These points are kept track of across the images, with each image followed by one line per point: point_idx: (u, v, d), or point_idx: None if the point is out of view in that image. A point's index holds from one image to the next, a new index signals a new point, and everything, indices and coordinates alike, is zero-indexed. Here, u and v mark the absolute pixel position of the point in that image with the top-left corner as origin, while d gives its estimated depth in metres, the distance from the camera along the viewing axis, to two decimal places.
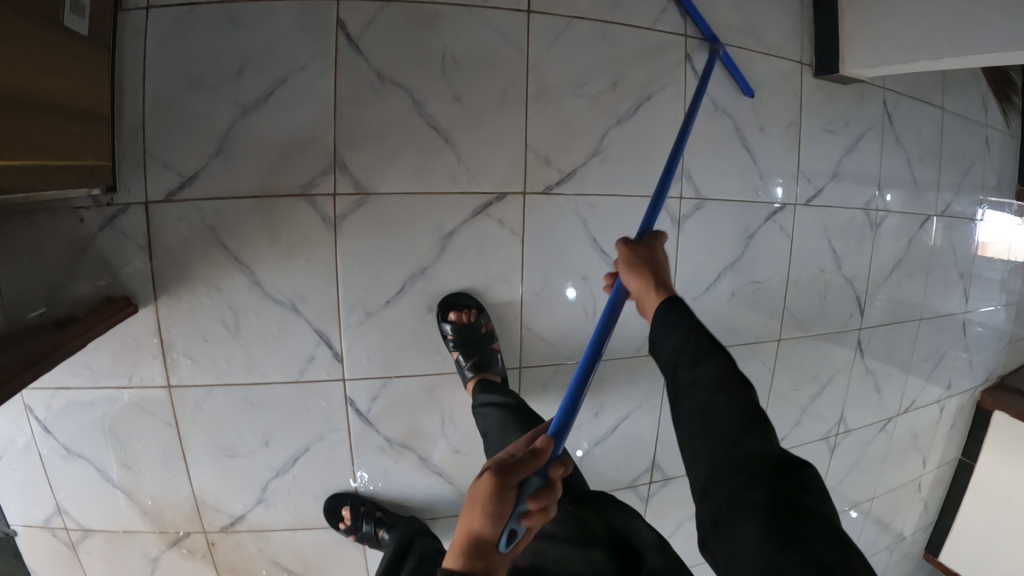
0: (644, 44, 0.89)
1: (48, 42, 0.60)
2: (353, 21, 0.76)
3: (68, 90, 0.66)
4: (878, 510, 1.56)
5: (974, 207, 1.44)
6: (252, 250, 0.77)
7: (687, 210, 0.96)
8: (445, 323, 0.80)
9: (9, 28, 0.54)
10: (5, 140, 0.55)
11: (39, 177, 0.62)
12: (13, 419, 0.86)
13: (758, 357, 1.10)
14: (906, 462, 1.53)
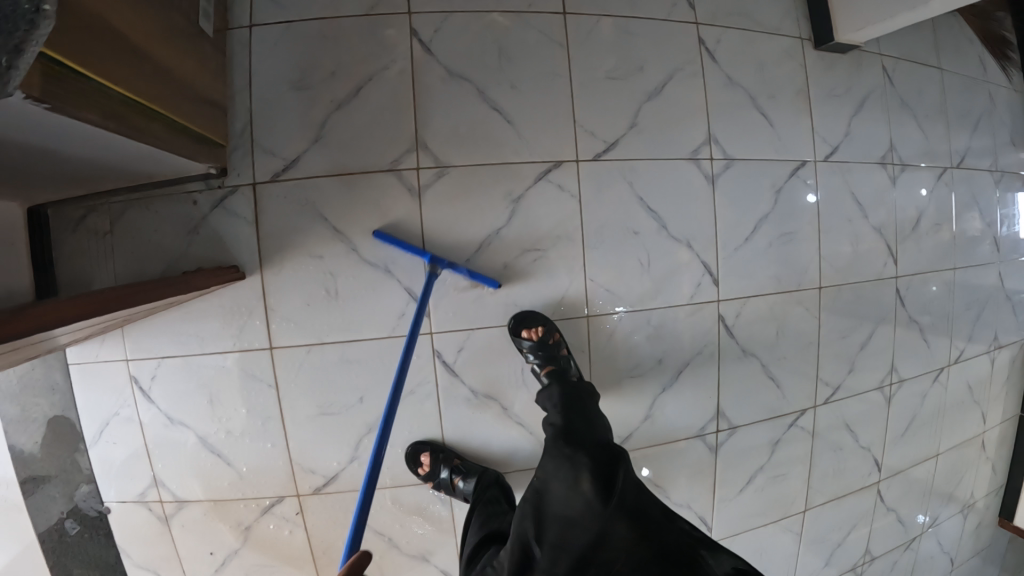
0: (661, 31, 1.03)
1: (187, 41, 0.79)
2: (424, 29, 0.94)
3: (200, 83, 0.83)
4: (943, 469, 1.55)
5: (989, 160, 1.52)
6: (353, 223, 0.94)
7: (719, 169, 1.04)
8: (523, 340, 0.93)
9: (168, 19, 0.72)
10: (160, 92, 0.72)
11: (173, 129, 0.78)
12: (120, 390, 1.06)
13: (804, 306, 1.15)
14: (962, 416, 1.54)
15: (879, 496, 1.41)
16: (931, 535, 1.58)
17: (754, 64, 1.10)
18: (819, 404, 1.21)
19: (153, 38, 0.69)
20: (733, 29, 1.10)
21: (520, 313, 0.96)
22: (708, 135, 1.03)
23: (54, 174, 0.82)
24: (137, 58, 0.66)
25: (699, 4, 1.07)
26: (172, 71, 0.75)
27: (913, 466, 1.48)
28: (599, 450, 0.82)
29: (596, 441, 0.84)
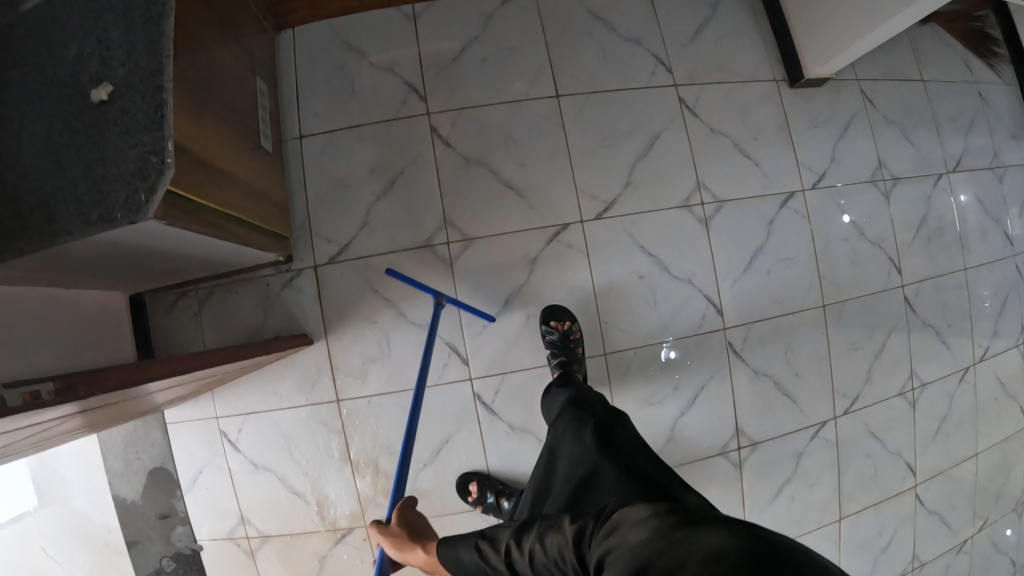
0: (645, 99, 1.18)
1: (256, 165, 1.02)
2: (441, 126, 1.13)
3: (268, 191, 1.05)
4: (984, 468, 1.55)
5: (990, 158, 1.55)
6: (398, 293, 1.12)
7: (711, 212, 1.17)
8: (548, 326, 1.07)
9: (238, 152, 0.94)
10: (237, 203, 0.94)
11: (251, 230, 1.00)
12: (214, 444, 1.26)
13: (809, 324, 1.24)
14: (996, 413, 1.55)
15: (918, 499, 1.42)
16: (982, 535, 1.57)
17: (733, 112, 1.23)
18: (838, 415, 1.27)
19: (231, 171, 0.92)
20: (710, 84, 1.23)
21: (549, 307, 1.09)
22: (697, 183, 1.17)
23: (161, 266, 1.05)
24: (220, 181, 0.88)
25: (676, 68, 1.22)
26: (247, 188, 0.97)
27: (953, 468, 1.48)
28: (603, 414, 0.91)
29: (601, 407, 0.93)
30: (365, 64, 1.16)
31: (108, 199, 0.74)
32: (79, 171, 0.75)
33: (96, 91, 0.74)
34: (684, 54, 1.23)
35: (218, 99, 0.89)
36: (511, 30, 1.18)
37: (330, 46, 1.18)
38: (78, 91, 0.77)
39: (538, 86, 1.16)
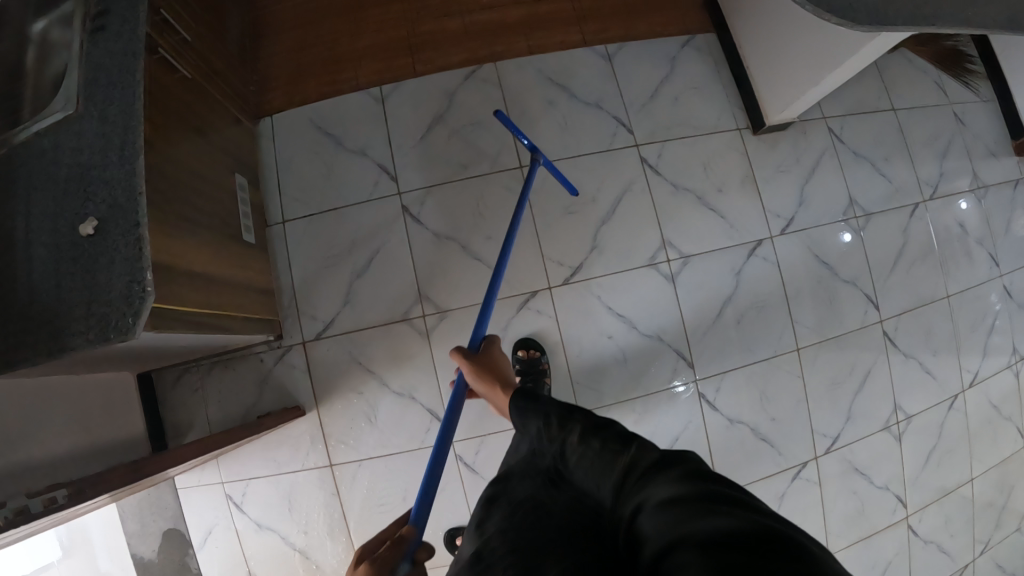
0: (608, 162, 1.22)
1: (242, 258, 1.09)
2: (411, 204, 1.20)
3: (254, 279, 1.12)
4: (983, 494, 1.51)
5: (968, 180, 1.54)
6: (381, 365, 1.19)
7: (677, 268, 1.21)
8: (516, 355, 1.13)
9: (222, 253, 1.02)
10: (225, 300, 1.02)
11: (242, 321, 1.08)
12: (221, 506, 1.33)
13: (784, 369, 1.26)
14: (992, 437, 1.51)
15: (912, 529, 1.41)
16: (984, 559, 1.54)
17: (696, 164, 1.26)
18: (820, 454, 1.29)
19: (215, 272, 0.99)
20: (672, 141, 1.26)
21: (520, 339, 1.15)
22: (662, 240, 1.21)
23: (162, 354, 1.13)
24: (208, 285, 0.97)
25: (636, 128, 1.26)
26: (233, 284, 1.05)
27: (948, 496, 1.45)
28: None
29: None
30: (339, 147, 1.24)
31: (98, 320, 0.80)
32: (72, 295, 0.82)
33: (82, 226, 0.80)
34: (645, 111, 1.28)
35: (195, 205, 0.97)
36: (475, 104, 1.25)
37: (308, 132, 1.26)
38: (64, 220, 0.83)
39: (503, 158, 1.22)
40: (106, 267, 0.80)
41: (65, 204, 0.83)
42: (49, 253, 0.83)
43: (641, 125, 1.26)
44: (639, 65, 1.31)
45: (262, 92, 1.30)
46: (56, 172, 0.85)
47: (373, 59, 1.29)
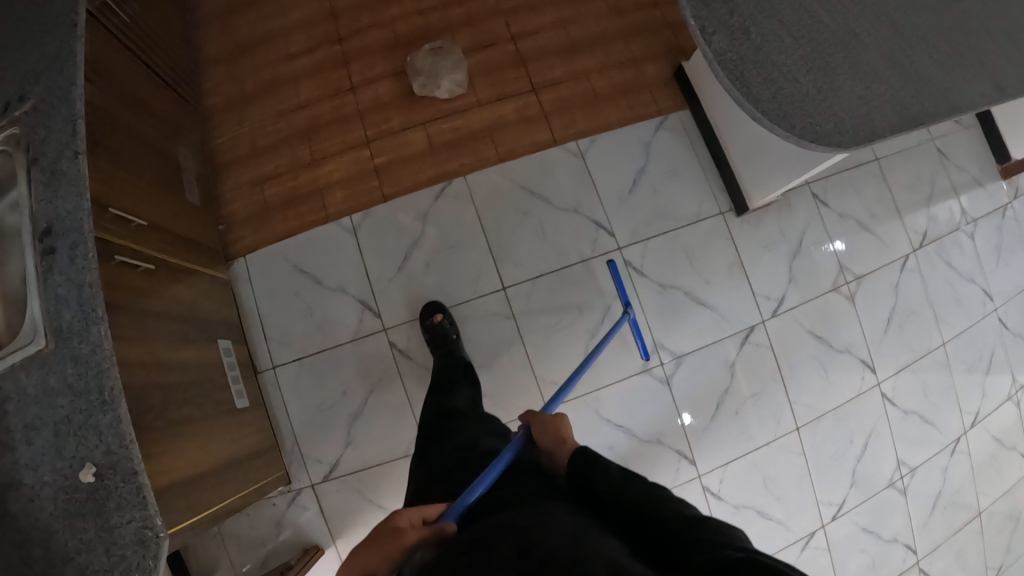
0: (593, 271, 1.22)
1: (244, 425, 1.09)
2: (399, 340, 1.20)
3: (258, 441, 1.12)
4: (997, 530, 1.45)
5: (956, 217, 1.50)
6: (392, 499, 1.21)
7: (670, 369, 1.22)
8: None
9: (227, 432, 1.02)
10: (238, 479, 1.02)
11: (256, 488, 1.08)
12: None
13: (786, 449, 1.27)
14: (997, 469, 1.45)
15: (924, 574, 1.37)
16: None
17: (682, 258, 1.25)
18: (826, 522, 1.29)
19: (224, 457, 0.99)
20: (654, 238, 1.24)
21: None
22: (654, 343, 1.22)
23: None
24: (221, 474, 0.97)
25: (619, 229, 1.24)
26: (242, 457, 1.04)
27: (959, 540, 1.40)
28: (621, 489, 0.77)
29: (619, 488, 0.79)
30: (319, 285, 1.22)
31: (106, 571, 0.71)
32: (70, 551, 0.72)
33: (83, 474, 0.73)
34: (624, 209, 1.25)
35: (193, 396, 0.96)
36: (451, 224, 1.23)
37: (285, 271, 1.24)
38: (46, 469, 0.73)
39: (485, 281, 1.21)
40: (115, 513, 0.73)
41: (48, 452, 0.73)
42: (28, 512, 0.73)
43: (622, 226, 1.24)
44: (613, 158, 1.28)
45: (234, 231, 1.27)
46: (28, 419, 0.74)
47: (342, 185, 1.26)
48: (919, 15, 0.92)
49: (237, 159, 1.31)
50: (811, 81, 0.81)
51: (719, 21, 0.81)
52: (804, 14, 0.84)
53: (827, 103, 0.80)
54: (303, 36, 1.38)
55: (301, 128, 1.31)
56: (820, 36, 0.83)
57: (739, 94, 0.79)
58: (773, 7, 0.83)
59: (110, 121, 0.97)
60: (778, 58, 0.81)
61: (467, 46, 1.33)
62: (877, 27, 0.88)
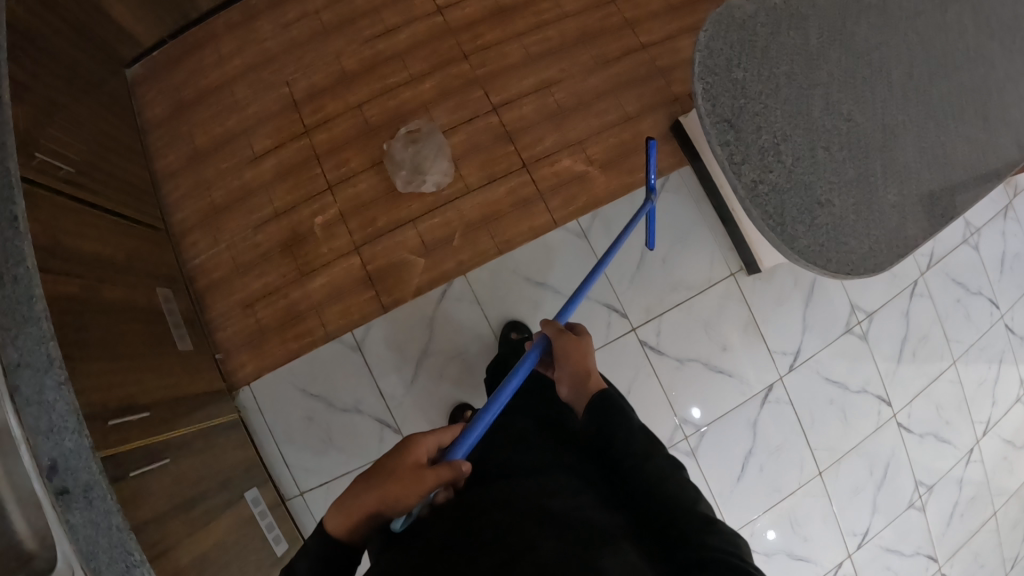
0: (609, 358, 1.19)
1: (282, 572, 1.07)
2: None
3: None
4: (1011, 524, 1.54)
5: (961, 230, 1.48)
6: None
7: (696, 441, 1.22)
8: None
9: None
10: None
11: None
12: None
13: (813, 495, 1.30)
14: (1008, 470, 1.52)
15: None
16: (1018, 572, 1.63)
17: (697, 330, 1.22)
18: (852, 551, 1.34)
19: None
20: (668, 312, 1.21)
21: None
22: (678, 418, 1.21)
23: None
24: None
25: (631, 309, 1.20)
26: None
27: (976, 541, 1.48)
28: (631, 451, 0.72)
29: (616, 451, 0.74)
30: (331, 407, 1.18)
31: None
32: None
33: None
34: (634, 287, 1.21)
35: None
36: (457, 329, 1.19)
37: (294, 396, 1.19)
38: None
39: None
40: None
41: None
42: None
43: (632, 305, 1.20)
44: (617, 232, 1.22)
45: (231, 359, 1.20)
46: None
47: (336, 300, 1.19)
48: (949, 76, 0.84)
49: (220, 280, 1.22)
50: (848, 200, 0.74)
51: (745, 147, 0.74)
52: (835, 116, 0.77)
53: (865, 226, 0.74)
54: (267, 132, 1.27)
55: (281, 239, 1.21)
56: (852, 140, 0.77)
57: (770, 232, 0.71)
58: (800, 117, 0.75)
59: (82, 297, 0.87)
60: (811, 182, 0.73)
61: (446, 125, 1.24)
62: (906, 112, 0.81)
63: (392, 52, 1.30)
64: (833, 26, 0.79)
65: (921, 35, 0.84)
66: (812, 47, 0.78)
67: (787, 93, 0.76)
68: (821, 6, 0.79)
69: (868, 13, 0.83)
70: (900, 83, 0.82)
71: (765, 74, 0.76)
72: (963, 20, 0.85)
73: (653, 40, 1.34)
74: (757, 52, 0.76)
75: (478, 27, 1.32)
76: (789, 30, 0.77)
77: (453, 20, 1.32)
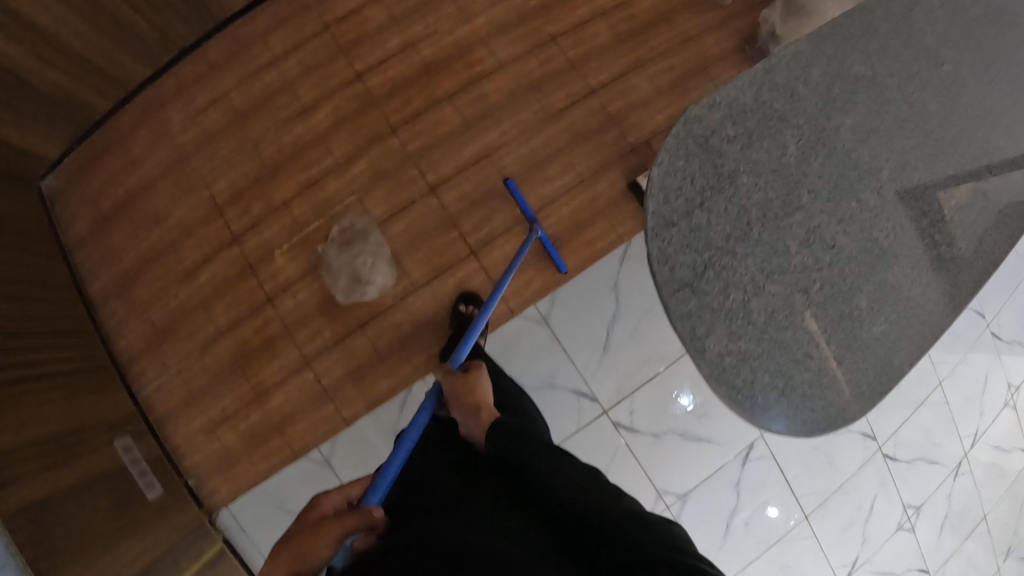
0: (582, 444, 1.16)
1: None
2: None
3: None
4: (1001, 524, 1.54)
5: None
6: None
7: (678, 509, 1.21)
8: None
9: None
10: None
11: None
12: None
13: (801, 538, 1.29)
14: (999, 474, 1.50)
15: None
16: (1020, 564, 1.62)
17: (670, 402, 1.18)
18: None
19: None
20: (640, 388, 1.17)
21: None
22: (658, 491, 1.20)
23: None
24: None
25: (600, 390, 1.16)
26: None
27: (967, 547, 1.49)
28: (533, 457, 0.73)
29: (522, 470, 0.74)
30: None
31: None
32: None
33: None
34: (602, 368, 1.16)
35: None
36: None
37: (270, 517, 1.12)
38: None
39: None
40: None
41: None
42: None
43: (602, 387, 1.16)
44: (578, 313, 1.16)
45: (206, 484, 1.10)
46: None
47: (302, 417, 1.11)
48: (950, 154, 0.70)
49: (178, 407, 1.11)
50: (832, 349, 0.62)
51: (713, 310, 0.60)
52: (814, 243, 0.63)
53: (855, 372, 0.63)
54: (196, 241, 1.14)
55: (231, 359, 1.11)
56: (838, 271, 0.64)
57: (741, 410, 0.59)
58: (775, 255, 0.62)
59: (45, 497, 0.87)
60: (787, 336, 0.61)
61: (383, 215, 1.12)
62: (901, 216, 0.67)
63: (313, 134, 1.17)
64: (810, 128, 0.65)
65: (917, 107, 0.70)
66: (785, 159, 0.64)
67: (753, 227, 0.62)
68: (793, 106, 0.65)
69: (854, 93, 0.68)
70: (898, 176, 0.68)
71: (731, 210, 0.62)
72: (957, 77, 0.73)
73: (600, 83, 1.22)
74: (720, 181, 0.62)
75: (405, 93, 1.18)
76: (756, 146, 0.63)
77: (376, 88, 1.18)
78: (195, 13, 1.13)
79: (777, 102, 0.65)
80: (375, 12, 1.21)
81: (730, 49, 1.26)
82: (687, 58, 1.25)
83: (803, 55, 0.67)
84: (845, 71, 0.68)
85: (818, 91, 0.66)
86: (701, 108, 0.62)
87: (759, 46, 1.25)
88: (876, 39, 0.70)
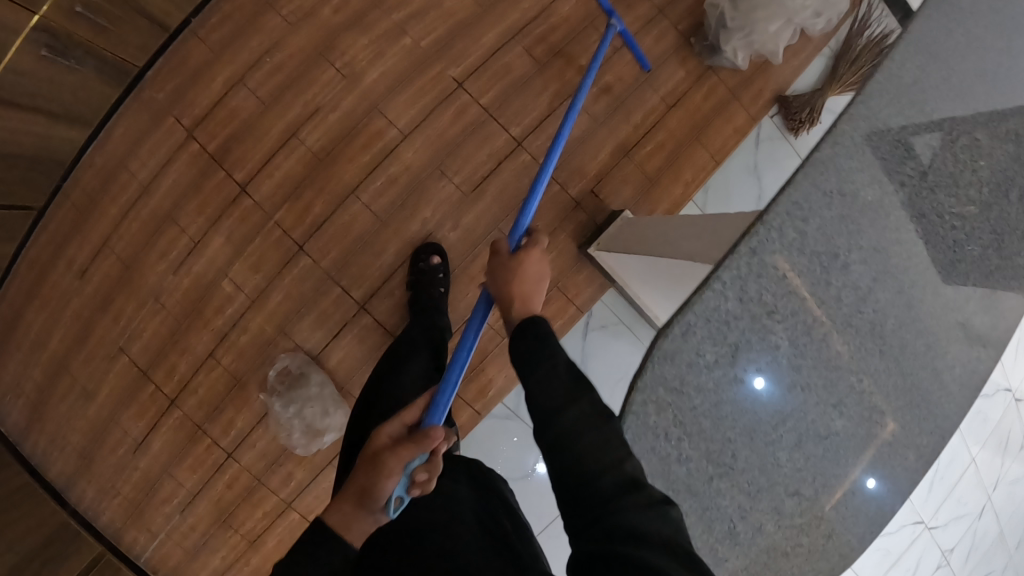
0: None
1: None
2: None
3: None
4: (992, 462, 1.59)
5: None
6: None
7: None
8: None
9: None
10: None
11: None
12: None
13: None
14: (986, 419, 1.53)
15: (936, 534, 1.54)
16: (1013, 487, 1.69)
17: None
18: None
19: None
20: None
21: None
22: None
23: None
24: None
25: None
26: None
27: (959, 494, 1.55)
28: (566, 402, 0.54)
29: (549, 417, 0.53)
30: None
31: None
32: None
33: None
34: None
35: None
36: None
37: None
38: None
39: None
40: None
41: None
42: None
43: None
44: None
45: None
46: None
47: None
48: (958, 268, 0.61)
49: (181, 566, 1.10)
50: (825, 541, 0.61)
51: (701, 551, 0.57)
52: (806, 441, 0.58)
53: (848, 554, 0.62)
54: (135, 412, 1.04)
55: (215, 515, 1.09)
56: (832, 460, 0.60)
57: None
58: (764, 469, 0.58)
59: None
60: (780, 546, 0.59)
61: (317, 347, 1.02)
62: (903, 372, 0.60)
63: (212, 272, 0.99)
64: (810, 298, 0.55)
65: (929, 220, 0.59)
66: (773, 358, 0.55)
67: (739, 445, 0.57)
68: (789, 287, 0.53)
69: (858, 240, 0.55)
70: (903, 317, 0.60)
71: (714, 438, 0.55)
72: (969, 159, 0.60)
73: (526, 130, 1.06)
74: (700, 410, 0.55)
75: (302, 198, 0.99)
76: (747, 344, 0.54)
77: (269, 198, 0.99)
78: (39, 168, 0.95)
79: (772, 281, 0.52)
80: (243, 100, 0.99)
81: (673, 50, 1.05)
82: (624, 73, 1.04)
83: (804, 201, 0.52)
84: (850, 211, 0.54)
85: (822, 246, 0.54)
86: (676, 334, 0.51)
87: (710, 40, 1.04)
88: (885, 142, 0.55)
